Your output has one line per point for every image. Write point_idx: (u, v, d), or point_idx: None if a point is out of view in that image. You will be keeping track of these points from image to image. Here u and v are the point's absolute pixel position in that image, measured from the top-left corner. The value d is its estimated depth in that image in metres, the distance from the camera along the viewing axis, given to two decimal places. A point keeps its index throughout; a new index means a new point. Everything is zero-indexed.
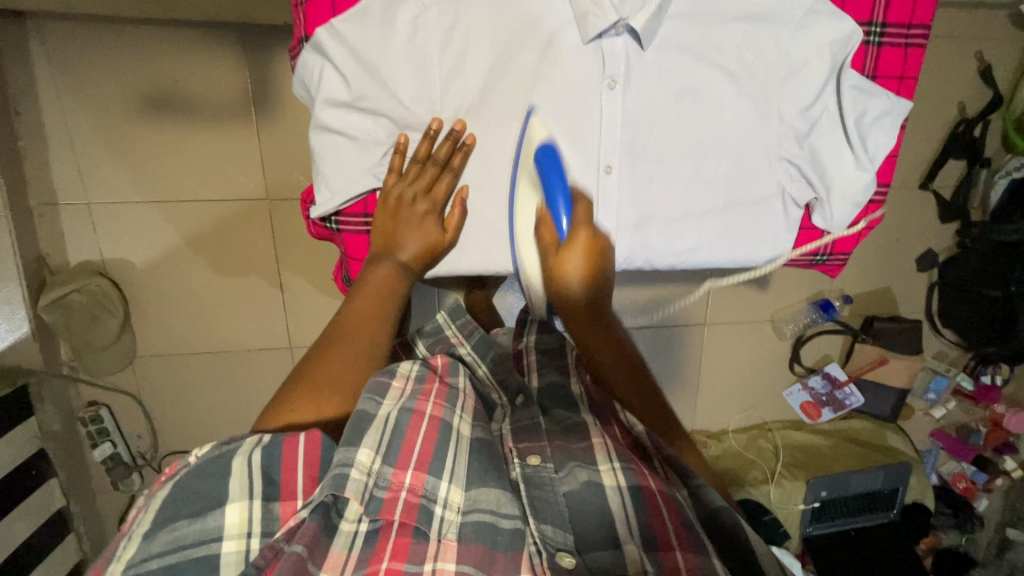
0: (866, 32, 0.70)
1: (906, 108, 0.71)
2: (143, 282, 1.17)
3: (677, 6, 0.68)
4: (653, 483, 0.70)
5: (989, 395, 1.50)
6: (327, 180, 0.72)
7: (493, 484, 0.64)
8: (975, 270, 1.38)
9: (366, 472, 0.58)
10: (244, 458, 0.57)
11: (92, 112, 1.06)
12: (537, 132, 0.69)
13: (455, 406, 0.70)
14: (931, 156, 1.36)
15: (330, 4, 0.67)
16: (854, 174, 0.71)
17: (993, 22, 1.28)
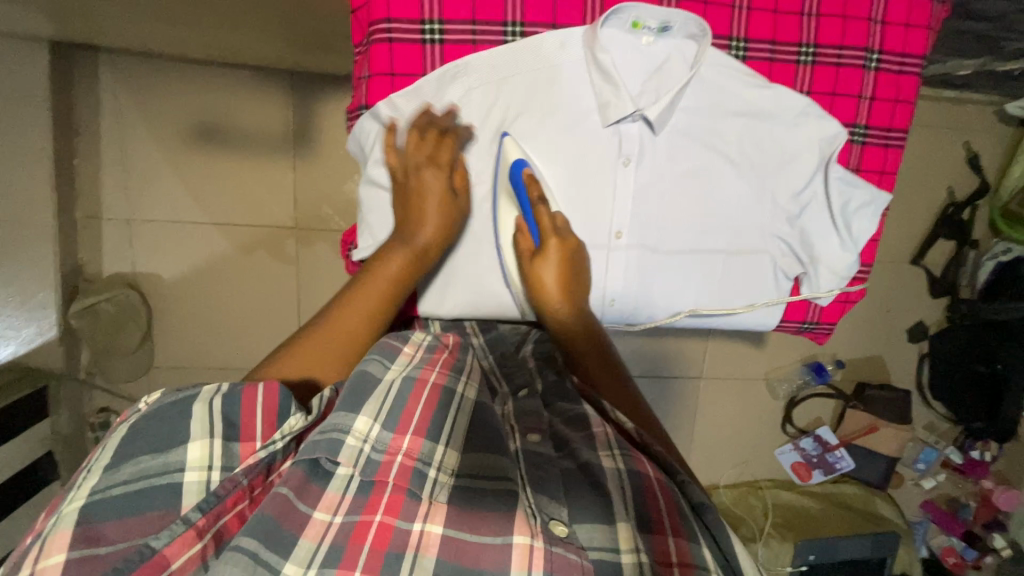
0: (849, 131, 0.76)
1: (887, 199, 0.77)
2: (169, 296, 1.23)
3: (689, 100, 0.74)
4: (650, 471, 0.59)
5: (977, 469, 1.52)
6: (370, 226, 0.77)
7: (494, 452, 0.57)
8: (964, 345, 1.43)
9: (363, 439, 0.52)
10: (206, 403, 0.50)
11: (146, 137, 1.16)
12: (513, 149, 0.72)
13: (460, 375, 0.64)
14: (922, 234, 1.45)
15: (390, 81, 0.70)
16: (838, 254, 0.78)
17: (978, 117, 1.39)
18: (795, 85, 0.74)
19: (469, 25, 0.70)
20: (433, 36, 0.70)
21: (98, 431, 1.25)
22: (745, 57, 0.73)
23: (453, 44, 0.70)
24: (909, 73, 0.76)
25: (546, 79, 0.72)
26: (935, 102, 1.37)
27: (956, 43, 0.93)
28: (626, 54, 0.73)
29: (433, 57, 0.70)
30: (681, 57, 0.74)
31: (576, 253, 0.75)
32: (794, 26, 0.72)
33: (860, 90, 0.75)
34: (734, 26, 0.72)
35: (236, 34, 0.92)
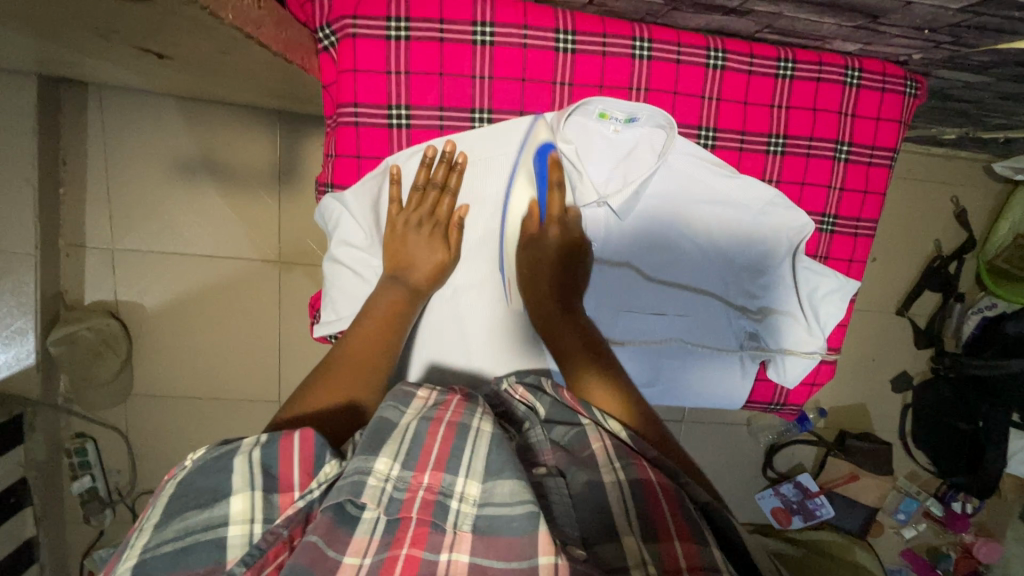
0: (818, 221, 0.75)
1: (854, 288, 0.75)
2: (149, 325, 1.23)
3: (654, 188, 0.74)
4: (654, 477, 0.55)
5: (958, 522, 1.50)
6: (334, 303, 0.73)
7: (509, 474, 0.50)
8: (947, 400, 1.42)
9: (384, 479, 0.50)
10: (246, 456, 0.48)
11: (134, 169, 1.16)
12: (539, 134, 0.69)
13: (476, 409, 0.58)
14: (908, 285, 1.45)
15: (356, 163, 0.71)
16: (805, 340, 0.76)
17: (965, 173, 1.39)
18: (763, 173, 0.73)
19: (436, 112, 0.70)
20: (400, 121, 0.69)
21: (72, 457, 1.24)
22: (714, 146, 0.72)
23: (419, 129, 0.70)
24: (878, 165, 0.75)
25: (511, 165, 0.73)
26: (922, 156, 1.38)
27: (936, 117, 0.94)
28: (594, 143, 0.73)
29: (399, 141, 0.70)
30: (650, 145, 0.73)
31: (576, 240, 0.74)
32: (763, 117, 0.72)
33: (830, 181, 0.74)
34: (703, 115, 0.71)
35: (224, 79, 0.92)
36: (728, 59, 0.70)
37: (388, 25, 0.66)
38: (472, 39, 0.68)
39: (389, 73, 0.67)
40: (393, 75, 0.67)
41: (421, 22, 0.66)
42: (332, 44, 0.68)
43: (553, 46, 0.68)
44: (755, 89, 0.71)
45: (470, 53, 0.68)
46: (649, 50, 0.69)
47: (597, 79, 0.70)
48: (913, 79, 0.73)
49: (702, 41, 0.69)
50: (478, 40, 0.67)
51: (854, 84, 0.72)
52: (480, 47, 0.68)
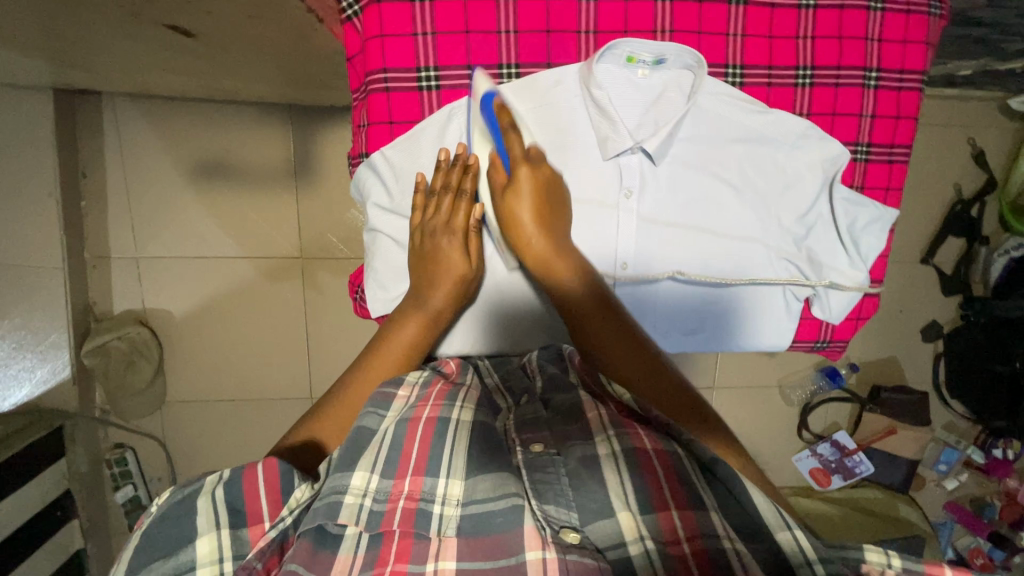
0: (852, 151, 0.75)
1: (892, 216, 0.75)
2: (179, 331, 1.24)
3: (685, 130, 0.74)
4: (649, 445, 0.56)
5: (1000, 469, 1.47)
6: (377, 275, 0.76)
7: (489, 472, 0.55)
8: (980, 344, 1.41)
9: (362, 493, 0.52)
10: (209, 495, 0.52)
11: (151, 177, 1.18)
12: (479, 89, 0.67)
13: (454, 401, 0.61)
14: (932, 232, 1.43)
15: (389, 129, 0.70)
16: (848, 271, 0.76)
17: (982, 113, 1.37)
18: (794, 108, 0.73)
19: (464, 70, 0.69)
20: (429, 83, 0.69)
21: (113, 468, 1.26)
22: (741, 84, 0.72)
23: (449, 90, 0.70)
24: (909, 90, 0.74)
25: (539, 120, 0.72)
26: (936, 99, 1.35)
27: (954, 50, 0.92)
28: (622, 88, 0.73)
29: (430, 104, 0.70)
30: (679, 88, 0.73)
31: (547, 179, 0.71)
32: (789, 50, 0.72)
33: (861, 110, 0.74)
34: (729, 53, 0.71)
35: (239, 76, 0.93)
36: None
37: None
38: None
39: (416, 35, 0.67)
40: (420, 36, 0.67)
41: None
42: (355, 12, 0.68)
43: None
44: (780, 22, 0.71)
45: (494, 7, 0.68)
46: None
47: (621, 24, 0.69)
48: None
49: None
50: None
51: (878, 9, 0.71)
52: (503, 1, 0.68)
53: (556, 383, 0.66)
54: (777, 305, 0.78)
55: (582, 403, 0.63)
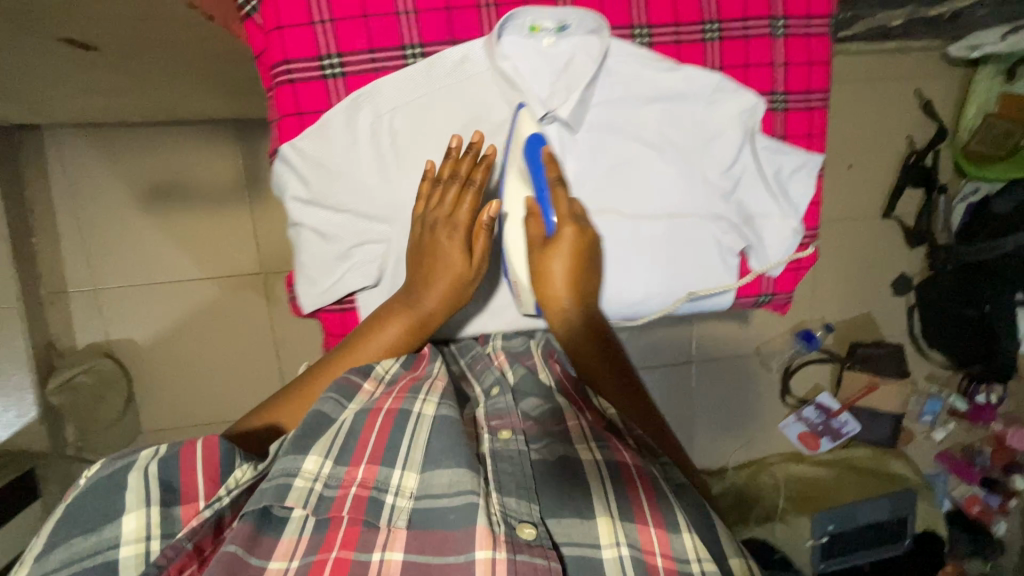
0: (770, 101, 0.76)
1: (817, 161, 0.78)
2: (146, 359, 1.23)
3: (601, 94, 0.73)
4: (629, 458, 0.62)
5: (983, 413, 1.49)
6: (307, 274, 0.72)
7: (446, 465, 0.58)
8: (948, 291, 1.41)
9: (313, 478, 0.57)
10: (141, 470, 0.55)
11: (101, 207, 1.17)
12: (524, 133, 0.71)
13: (418, 393, 0.64)
14: (890, 186, 1.44)
15: (299, 120, 0.68)
16: (779, 220, 0.78)
17: (926, 62, 1.38)
18: (706, 62, 0.73)
19: (367, 55, 0.67)
20: (334, 70, 0.67)
21: None
22: (651, 43, 0.72)
23: (354, 75, 0.67)
24: (818, 35, 0.75)
25: (451, 98, 0.71)
26: (878, 54, 1.36)
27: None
28: (530, 58, 0.70)
29: (338, 91, 0.67)
30: (587, 52, 0.70)
31: (588, 244, 0.71)
32: (693, 5, 0.72)
33: (772, 59, 0.74)
34: (634, 14, 0.71)
35: (173, 92, 0.93)
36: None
37: None
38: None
39: (314, 23, 0.65)
40: (319, 24, 0.65)
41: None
42: (254, 7, 0.65)
43: None
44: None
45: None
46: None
47: None
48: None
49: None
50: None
51: None
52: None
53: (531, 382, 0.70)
54: (721, 261, 0.77)
55: (563, 408, 0.67)
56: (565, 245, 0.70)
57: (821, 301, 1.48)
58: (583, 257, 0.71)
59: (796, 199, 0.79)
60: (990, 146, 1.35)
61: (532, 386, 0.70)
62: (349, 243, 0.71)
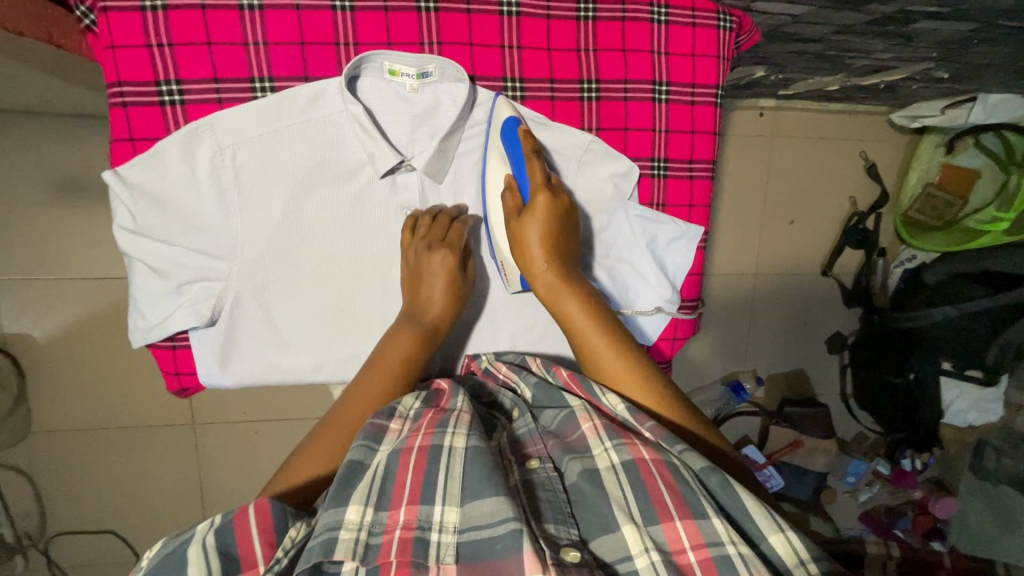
0: (649, 166, 0.73)
1: (697, 233, 0.76)
2: (42, 357, 1.17)
3: (464, 146, 0.72)
4: (646, 453, 0.55)
5: (905, 479, 1.47)
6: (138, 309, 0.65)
7: (487, 495, 0.50)
8: (876, 356, 1.41)
9: (358, 528, 0.48)
10: (200, 542, 0.48)
11: (6, 195, 1.11)
12: (501, 110, 0.67)
13: (447, 425, 0.56)
14: (830, 245, 1.44)
15: (129, 147, 0.61)
16: (654, 289, 0.77)
17: (873, 126, 1.39)
18: (582, 123, 0.71)
19: (211, 84, 0.61)
20: (171, 97, 0.61)
21: None
22: (524, 98, 0.69)
23: (195, 104, 0.61)
24: (702, 103, 0.73)
25: (305, 138, 0.65)
26: (824, 114, 1.36)
27: (806, 69, 0.91)
28: (386, 102, 0.69)
29: (174, 120, 0.61)
30: (453, 99, 0.70)
31: (565, 210, 0.69)
32: (571, 62, 0.69)
33: (653, 125, 0.72)
34: (506, 66, 0.68)
35: (77, 82, 0.90)
36: (522, 4, 0.66)
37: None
38: (238, 3, 0.60)
39: (150, 46, 0.59)
40: (154, 48, 0.59)
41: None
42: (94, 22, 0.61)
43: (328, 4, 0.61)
44: (557, 33, 0.68)
45: (240, 21, 0.60)
46: (434, 3, 0.64)
47: (382, 36, 0.63)
48: (728, 13, 0.70)
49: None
50: (246, 5, 0.60)
51: (662, 21, 0.69)
52: (248, 12, 0.60)
53: (546, 397, 0.66)
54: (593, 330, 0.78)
55: (574, 413, 0.62)
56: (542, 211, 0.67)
57: (754, 353, 1.47)
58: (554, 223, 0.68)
59: (674, 271, 0.78)
60: (930, 215, 1.36)
61: (548, 398, 0.66)
62: (184, 278, 0.64)
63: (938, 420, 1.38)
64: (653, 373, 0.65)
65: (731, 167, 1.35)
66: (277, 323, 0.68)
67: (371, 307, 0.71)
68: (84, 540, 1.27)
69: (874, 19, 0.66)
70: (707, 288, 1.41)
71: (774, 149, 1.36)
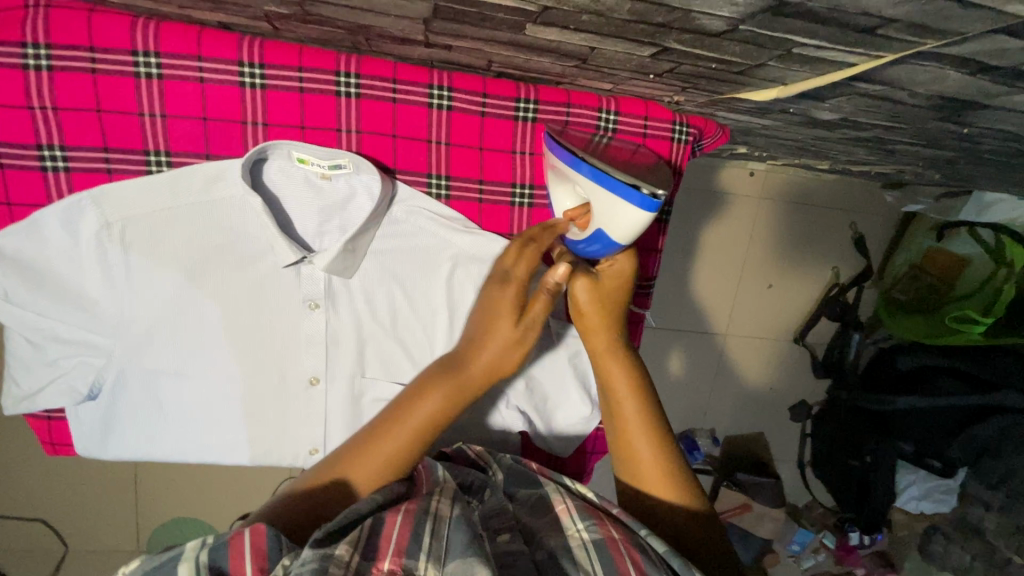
0: None
1: None
2: None
3: (377, 242, 0.70)
4: (616, 534, 0.54)
5: (849, 554, 1.47)
6: (12, 379, 0.64)
7: (462, 551, 0.48)
8: (840, 433, 1.38)
9: (347, 566, 0.44)
10: (190, 562, 0.45)
11: None
12: (612, 218, 0.56)
13: (431, 494, 0.56)
14: (807, 312, 1.40)
15: (8, 211, 0.62)
16: (576, 404, 0.77)
17: (866, 197, 1.34)
18: (508, 230, 0.71)
19: (100, 152, 0.61)
20: (55, 163, 0.61)
21: None
22: (448, 196, 0.69)
23: (81, 173, 0.61)
24: None
25: (197, 218, 0.64)
26: (815, 180, 1.31)
27: (790, 152, 0.86)
28: (297, 189, 0.68)
29: (57, 187, 0.61)
30: (370, 193, 0.68)
31: (622, 286, 0.62)
32: (505, 164, 0.68)
33: None
34: (432, 161, 0.67)
35: None
36: (455, 98, 0.63)
37: (23, 51, 0.56)
38: (134, 71, 0.58)
39: (32, 108, 0.58)
40: (38, 110, 0.58)
41: (64, 47, 0.56)
42: None
43: (235, 81, 0.59)
44: (492, 133, 0.66)
45: (133, 88, 0.59)
46: (356, 88, 0.61)
47: (297, 120, 0.62)
48: (686, 124, 0.66)
49: (423, 77, 0.62)
50: (141, 73, 0.58)
51: (609, 129, 0.65)
52: (145, 81, 0.58)
53: (519, 477, 0.65)
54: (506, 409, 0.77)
55: (549, 496, 0.61)
56: (604, 285, 0.61)
57: (715, 411, 1.43)
58: (614, 294, 0.63)
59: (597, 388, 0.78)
60: (912, 297, 1.34)
61: (522, 479, 0.65)
62: (60, 352, 0.63)
63: (889, 503, 1.35)
64: (665, 432, 0.63)
65: (716, 226, 1.29)
66: (162, 406, 0.68)
67: (265, 397, 0.69)
68: (14, 526, 1.26)
69: (848, 137, 0.62)
70: (675, 343, 1.37)
71: (761, 212, 1.31)
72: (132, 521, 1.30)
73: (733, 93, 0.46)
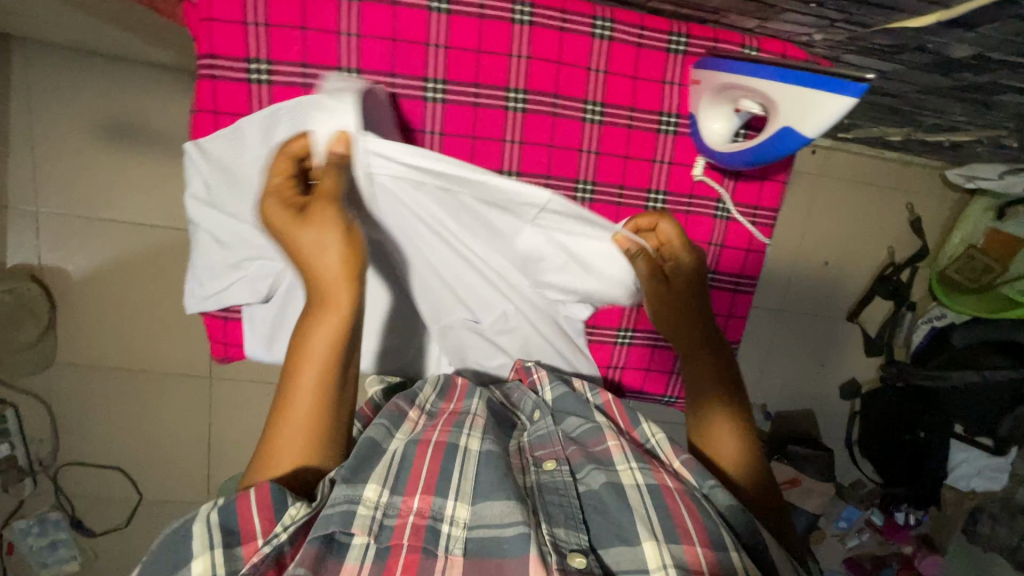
0: (713, 206, 0.79)
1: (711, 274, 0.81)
2: (77, 292, 1.20)
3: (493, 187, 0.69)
4: (670, 483, 0.59)
5: (895, 533, 1.49)
6: (197, 278, 0.71)
7: (499, 496, 0.54)
8: (891, 409, 1.40)
9: (374, 506, 0.51)
10: (203, 518, 0.47)
11: (62, 131, 1.14)
12: (803, 109, 0.57)
13: (462, 427, 0.61)
14: (862, 290, 1.43)
15: (213, 119, 0.67)
16: None
17: (922, 180, 1.38)
18: (654, 155, 0.75)
19: (299, 67, 0.66)
20: (259, 76, 0.66)
21: None
22: (602, 121, 0.73)
23: (281, 86, 0.66)
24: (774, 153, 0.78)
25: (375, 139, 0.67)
26: (876, 160, 1.35)
27: (875, 119, 0.90)
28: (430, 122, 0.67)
29: (259, 97, 0.66)
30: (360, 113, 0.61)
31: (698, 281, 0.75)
32: (654, 93, 0.73)
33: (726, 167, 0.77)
34: (589, 88, 0.72)
35: (156, 31, 0.93)
36: (616, 28, 0.70)
37: None
38: None
39: (247, 24, 0.64)
40: (251, 27, 0.64)
41: None
42: None
43: (425, 7, 0.66)
44: (645, 64, 0.72)
45: (336, 9, 0.65)
46: (529, 16, 0.68)
47: (475, 44, 0.68)
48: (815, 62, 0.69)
49: (589, 10, 0.69)
50: None
51: None
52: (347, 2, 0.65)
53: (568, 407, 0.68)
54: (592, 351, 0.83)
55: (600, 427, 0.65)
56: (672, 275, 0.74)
57: (767, 385, 1.46)
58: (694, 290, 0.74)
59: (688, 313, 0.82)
60: (965, 277, 1.35)
61: (572, 405, 0.68)
62: (243, 254, 0.69)
63: (942, 479, 1.39)
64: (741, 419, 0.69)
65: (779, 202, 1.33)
66: None
67: None
68: (88, 472, 1.30)
69: (960, 86, 0.69)
70: None
71: (821, 188, 1.35)
72: (201, 475, 1.34)
73: (887, 23, 0.58)
